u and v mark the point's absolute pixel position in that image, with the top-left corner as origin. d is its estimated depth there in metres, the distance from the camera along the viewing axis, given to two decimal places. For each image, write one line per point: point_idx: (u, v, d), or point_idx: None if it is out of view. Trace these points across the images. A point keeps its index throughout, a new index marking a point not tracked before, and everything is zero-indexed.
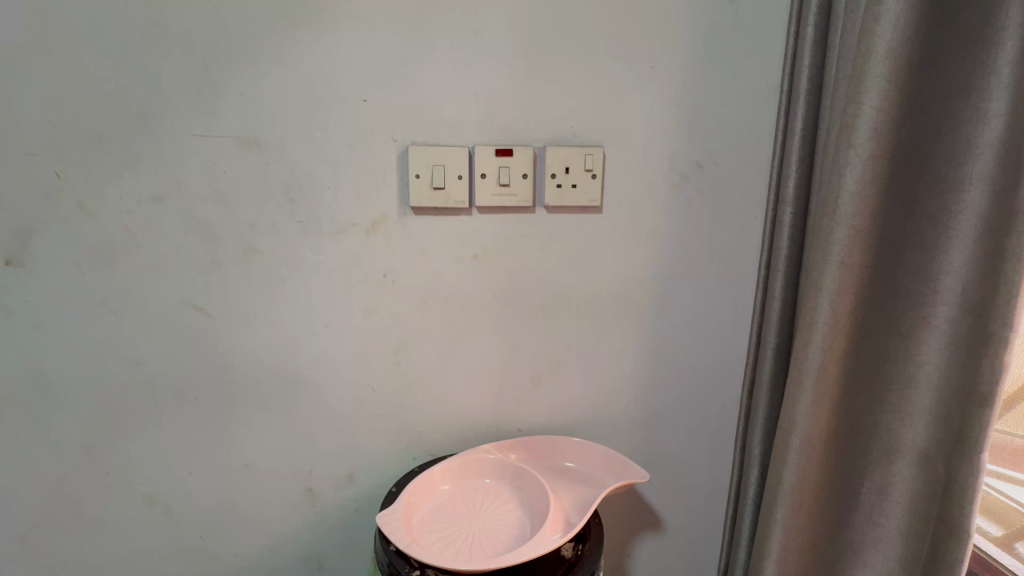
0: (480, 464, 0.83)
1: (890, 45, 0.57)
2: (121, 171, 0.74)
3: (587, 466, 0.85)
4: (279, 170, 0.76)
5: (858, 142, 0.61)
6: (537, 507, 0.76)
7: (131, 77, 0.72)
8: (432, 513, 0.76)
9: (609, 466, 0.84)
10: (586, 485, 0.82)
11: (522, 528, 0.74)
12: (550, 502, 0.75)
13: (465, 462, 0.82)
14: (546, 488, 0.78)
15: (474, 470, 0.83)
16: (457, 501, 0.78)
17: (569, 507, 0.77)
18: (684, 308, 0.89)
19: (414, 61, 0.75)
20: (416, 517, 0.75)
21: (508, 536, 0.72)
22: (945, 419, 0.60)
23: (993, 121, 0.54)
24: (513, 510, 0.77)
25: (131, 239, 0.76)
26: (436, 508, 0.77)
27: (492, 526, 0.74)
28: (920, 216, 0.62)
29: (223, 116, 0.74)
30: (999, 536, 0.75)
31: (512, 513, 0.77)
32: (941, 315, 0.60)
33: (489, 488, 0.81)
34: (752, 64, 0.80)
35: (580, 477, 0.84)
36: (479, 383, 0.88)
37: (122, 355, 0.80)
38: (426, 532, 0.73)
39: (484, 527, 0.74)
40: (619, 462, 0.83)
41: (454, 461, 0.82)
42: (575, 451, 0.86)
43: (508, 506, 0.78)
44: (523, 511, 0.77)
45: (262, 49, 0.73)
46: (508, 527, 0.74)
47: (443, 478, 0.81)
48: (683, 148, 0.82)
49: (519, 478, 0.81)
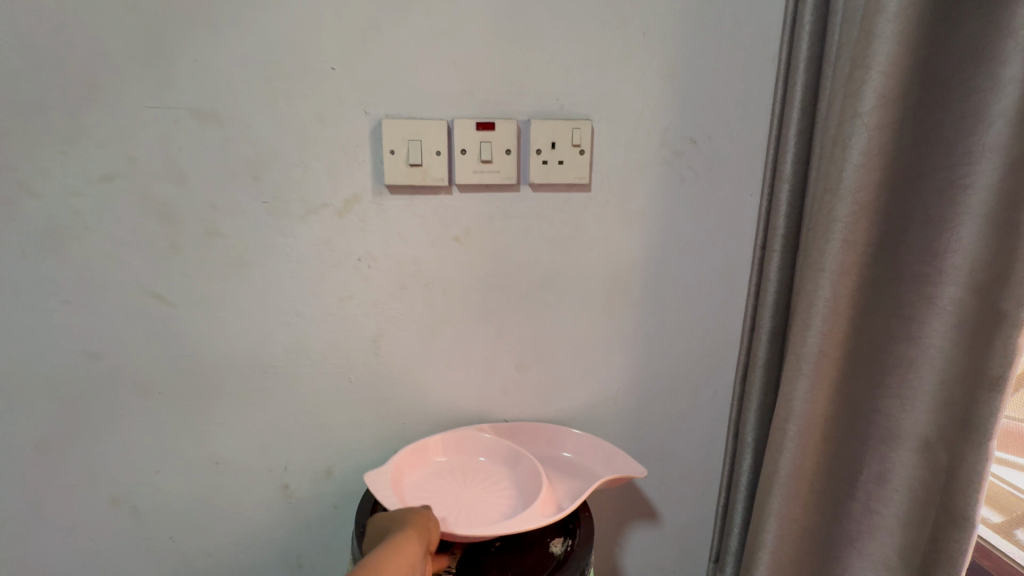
0: (477, 439, 0.81)
1: (901, 4, 0.53)
2: (66, 147, 0.68)
3: (584, 458, 0.82)
4: (242, 147, 0.70)
5: (864, 112, 0.57)
6: (529, 489, 0.73)
7: (71, 42, 0.65)
8: (419, 479, 0.74)
9: (605, 458, 0.81)
10: (581, 476, 0.78)
11: (509, 506, 0.71)
12: (540, 484, 0.71)
13: (461, 432, 0.81)
14: (540, 472, 0.74)
15: (470, 442, 0.81)
16: (449, 474, 0.76)
17: (561, 497, 0.73)
18: (677, 292, 0.85)
19: (385, 26, 0.69)
20: (404, 476, 0.74)
21: (492, 512, 0.70)
22: (949, 405, 0.57)
23: (1009, 86, 0.49)
24: (503, 490, 0.74)
25: (81, 223, 0.70)
26: (426, 473, 0.75)
27: (480, 499, 0.72)
28: (927, 191, 0.58)
29: (178, 87, 0.68)
30: (998, 523, 0.73)
31: (501, 490, 0.74)
32: (947, 296, 0.57)
33: (483, 462, 0.79)
34: (749, 30, 0.75)
35: (575, 463, 0.81)
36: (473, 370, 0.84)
37: (78, 347, 0.74)
38: (413, 495, 0.71)
39: (470, 501, 0.71)
40: (618, 453, 0.81)
41: (451, 434, 0.79)
42: (569, 442, 0.83)
43: (495, 483, 0.75)
44: (513, 490, 0.74)
45: (218, 11, 0.66)
46: (494, 504, 0.71)
47: (437, 450, 0.78)
48: (676, 123, 0.77)
49: (515, 460, 0.79)
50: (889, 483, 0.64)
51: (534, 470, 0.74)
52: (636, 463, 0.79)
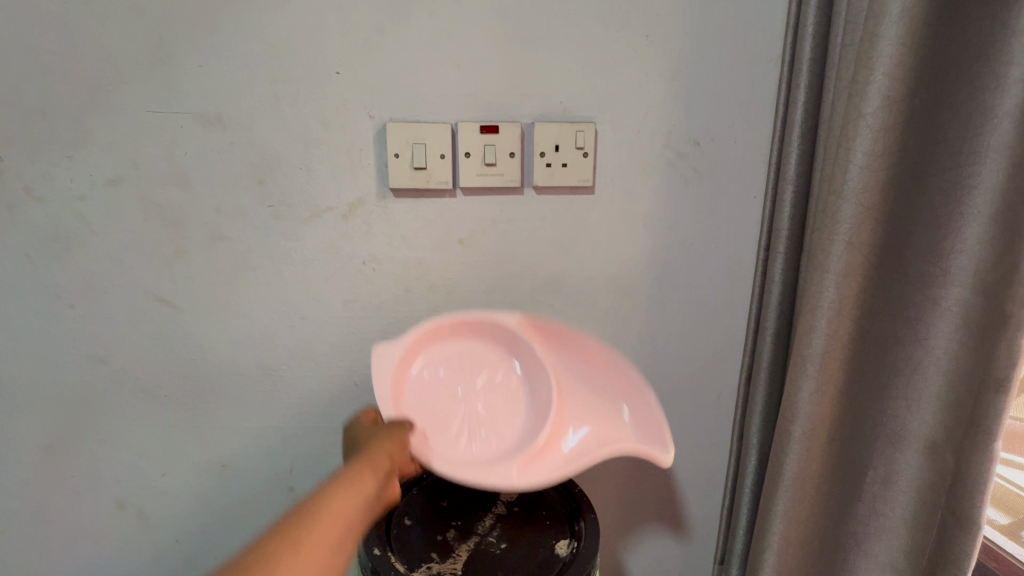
0: (501, 364, 0.78)
1: (904, 6, 0.53)
2: (71, 153, 0.68)
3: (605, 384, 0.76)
4: (247, 150, 0.71)
5: (867, 113, 0.57)
6: (533, 429, 0.73)
7: (76, 48, 0.65)
8: (425, 388, 0.74)
9: (633, 415, 0.73)
10: (603, 416, 0.75)
11: (501, 450, 0.73)
12: (531, 448, 0.71)
13: (487, 330, 0.77)
14: (553, 412, 0.74)
15: (494, 362, 0.78)
16: (455, 377, 0.76)
17: (562, 427, 0.74)
18: (681, 293, 0.85)
19: (389, 30, 0.69)
20: (411, 377, 0.74)
21: (482, 453, 0.72)
22: (955, 406, 0.57)
23: (1013, 88, 0.49)
24: (508, 419, 0.75)
25: (87, 227, 0.70)
26: (434, 378, 0.75)
27: (478, 436, 0.73)
28: (932, 192, 0.58)
29: (182, 91, 0.68)
30: (1005, 525, 0.73)
31: (501, 428, 0.74)
32: (952, 297, 0.57)
33: (498, 382, 0.77)
34: (752, 32, 0.75)
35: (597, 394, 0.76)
36: (499, 313, 0.77)
37: (84, 351, 0.74)
38: (413, 397, 0.73)
39: (472, 427, 0.74)
40: (653, 408, 0.71)
41: (469, 317, 0.76)
42: (582, 371, 0.77)
43: (501, 420, 0.75)
44: (518, 419, 0.75)
45: (222, 15, 0.66)
46: (486, 441, 0.73)
47: (448, 334, 0.76)
48: (679, 124, 0.77)
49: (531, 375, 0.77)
50: (895, 484, 0.64)
51: (539, 427, 0.73)
52: (665, 426, 0.69)
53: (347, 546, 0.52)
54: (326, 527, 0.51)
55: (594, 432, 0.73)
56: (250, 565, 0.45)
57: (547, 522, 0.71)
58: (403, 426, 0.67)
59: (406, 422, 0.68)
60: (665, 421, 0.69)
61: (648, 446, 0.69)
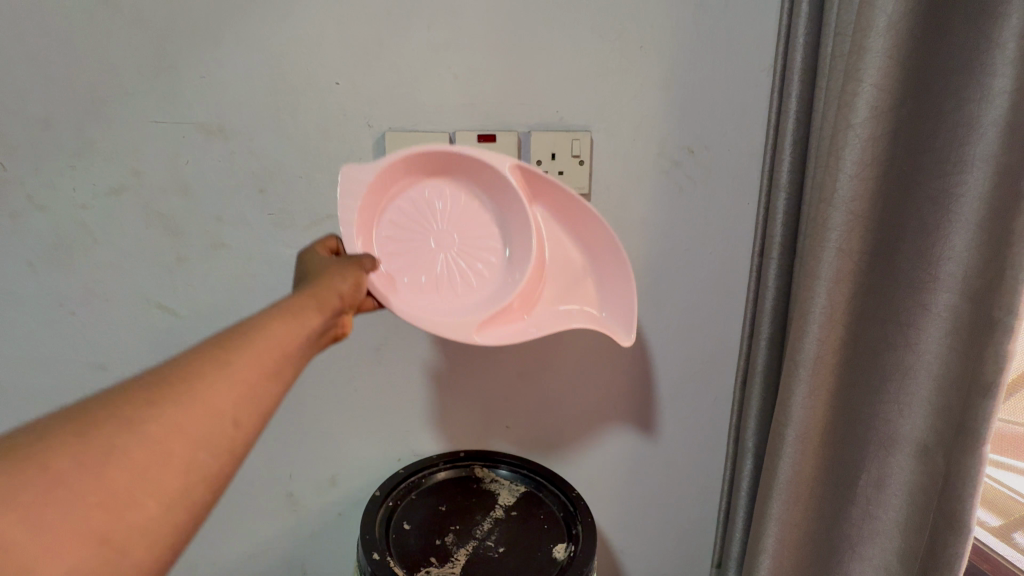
0: (485, 198, 0.69)
1: (890, 19, 0.54)
2: (74, 162, 0.69)
3: (593, 242, 0.69)
4: (247, 159, 0.72)
5: (856, 123, 0.58)
6: (510, 278, 0.69)
7: (79, 59, 0.66)
8: (403, 210, 0.67)
9: (608, 304, 0.70)
10: (582, 294, 0.70)
11: (471, 303, 0.68)
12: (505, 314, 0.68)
13: (468, 167, 0.66)
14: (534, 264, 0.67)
15: (477, 195, 0.69)
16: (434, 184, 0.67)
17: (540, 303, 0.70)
18: (676, 298, 0.86)
19: (388, 41, 0.70)
20: (386, 201, 0.66)
21: (453, 296, 0.68)
22: (945, 410, 0.58)
23: (997, 99, 0.51)
24: (481, 248, 0.69)
25: (88, 235, 0.71)
26: (411, 202, 0.67)
27: (446, 276, 0.68)
28: (920, 199, 0.59)
29: (184, 101, 0.69)
30: (996, 527, 0.74)
31: (471, 279, 0.69)
32: (941, 303, 0.58)
33: (479, 216, 0.69)
34: (745, 41, 0.76)
35: (576, 281, 0.70)
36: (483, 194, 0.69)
37: (85, 358, 0.75)
38: (393, 208, 0.66)
39: (445, 253, 0.68)
40: (626, 287, 0.68)
41: (447, 155, 0.65)
42: (568, 254, 0.70)
43: (473, 271, 0.69)
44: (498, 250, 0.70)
45: (223, 27, 0.67)
46: (452, 297, 0.68)
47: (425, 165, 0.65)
48: (673, 132, 0.78)
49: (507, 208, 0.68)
50: (887, 486, 0.65)
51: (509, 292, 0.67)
52: (636, 311, 0.67)
53: (286, 375, 0.44)
54: (265, 344, 0.43)
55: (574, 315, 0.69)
56: (170, 377, 0.38)
57: (545, 526, 0.72)
58: (357, 266, 0.58)
59: (365, 260, 0.60)
60: (637, 301, 0.67)
61: (613, 333, 0.69)
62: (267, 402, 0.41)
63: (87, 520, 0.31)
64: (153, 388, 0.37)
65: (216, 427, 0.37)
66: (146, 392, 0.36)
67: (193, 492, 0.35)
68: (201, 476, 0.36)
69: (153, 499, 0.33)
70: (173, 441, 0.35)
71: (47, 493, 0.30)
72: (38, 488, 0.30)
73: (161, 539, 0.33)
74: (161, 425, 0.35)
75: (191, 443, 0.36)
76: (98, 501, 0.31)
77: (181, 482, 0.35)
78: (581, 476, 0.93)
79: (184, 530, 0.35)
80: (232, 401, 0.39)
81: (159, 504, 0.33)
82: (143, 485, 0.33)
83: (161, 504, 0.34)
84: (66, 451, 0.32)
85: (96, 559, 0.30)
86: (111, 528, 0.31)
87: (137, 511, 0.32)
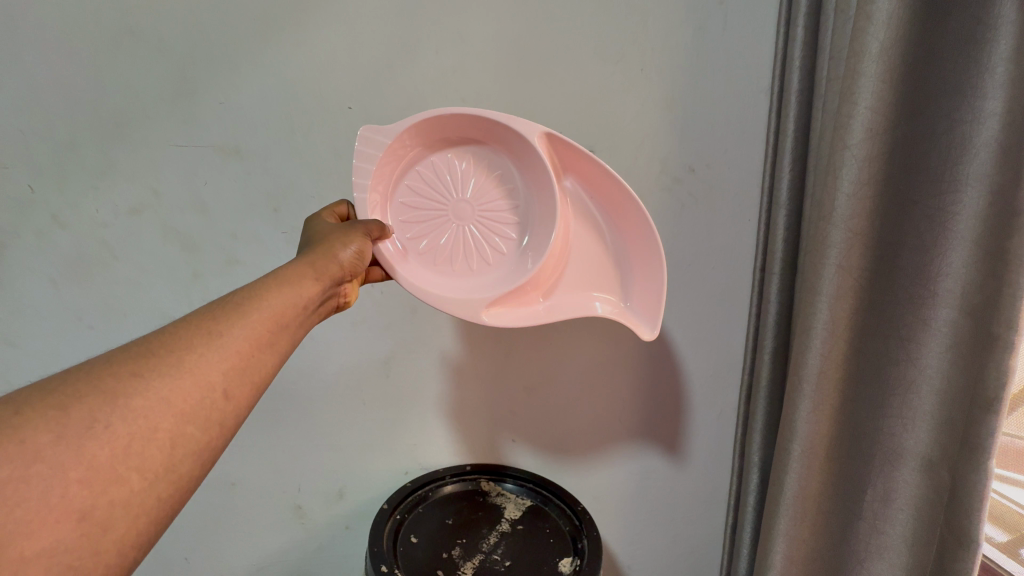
0: (513, 169, 0.67)
1: (882, 44, 0.56)
2: (96, 182, 0.72)
3: (619, 221, 0.66)
4: (262, 179, 0.74)
5: (853, 144, 0.59)
6: (527, 255, 0.66)
7: (104, 85, 0.69)
8: (423, 179, 0.66)
9: (632, 291, 0.66)
10: (602, 278, 0.67)
11: (484, 280, 0.66)
12: (517, 294, 0.65)
13: (492, 135, 0.65)
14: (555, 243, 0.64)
15: (504, 164, 0.67)
16: (460, 151, 0.67)
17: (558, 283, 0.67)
18: (679, 313, 0.87)
19: (397, 68, 0.73)
20: (406, 166, 0.66)
21: (466, 270, 0.67)
22: (948, 424, 0.59)
23: (990, 120, 0.52)
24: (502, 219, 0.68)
25: (108, 253, 0.74)
26: (434, 171, 0.66)
27: (461, 249, 0.67)
28: (918, 216, 0.60)
29: (202, 124, 0.72)
30: (1005, 543, 0.73)
31: (487, 253, 0.67)
32: (941, 318, 0.58)
33: (502, 188, 0.67)
34: (743, 63, 0.79)
35: (596, 260, 0.67)
36: (509, 167, 0.67)
37: None
38: (414, 174, 0.66)
39: (463, 223, 0.67)
40: (656, 272, 0.64)
41: (473, 120, 0.63)
42: (592, 233, 0.67)
43: (490, 245, 0.67)
44: (518, 224, 0.68)
45: (240, 54, 0.70)
46: (466, 271, 0.67)
47: (451, 128, 0.64)
48: (675, 151, 0.80)
49: (532, 178, 0.66)
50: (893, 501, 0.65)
51: (523, 269, 0.65)
52: (663, 304, 0.63)
53: (278, 345, 0.45)
54: (257, 320, 0.44)
55: (589, 295, 0.67)
56: (159, 351, 0.38)
57: (550, 541, 0.72)
58: (363, 234, 0.58)
59: (371, 226, 0.59)
60: (664, 292, 0.63)
61: (635, 324, 0.65)
62: (255, 380, 0.42)
63: (70, 492, 0.31)
64: (142, 361, 0.37)
65: (203, 403, 0.38)
66: (135, 364, 0.37)
67: (178, 467, 0.36)
68: (186, 453, 0.37)
69: (137, 473, 0.34)
70: (161, 414, 0.36)
71: (32, 465, 0.30)
72: (21, 460, 0.30)
73: (144, 514, 0.34)
74: (148, 400, 0.36)
75: (178, 418, 0.36)
76: (83, 474, 0.32)
77: (166, 456, 0.35)
78: (587, 491, 0.94)
79: (168, 505, 0.36)
80: (221, 378, 0.40)
81: (143, 478, 0.34)
82: (128, 459, 0.34)
83: (145, 478, 0.34)
84: (53, 421, 0.32)
85: (79, 533, 0.31)
86: (95, 501, 0.32)
87: (121, 485, 0.33)
